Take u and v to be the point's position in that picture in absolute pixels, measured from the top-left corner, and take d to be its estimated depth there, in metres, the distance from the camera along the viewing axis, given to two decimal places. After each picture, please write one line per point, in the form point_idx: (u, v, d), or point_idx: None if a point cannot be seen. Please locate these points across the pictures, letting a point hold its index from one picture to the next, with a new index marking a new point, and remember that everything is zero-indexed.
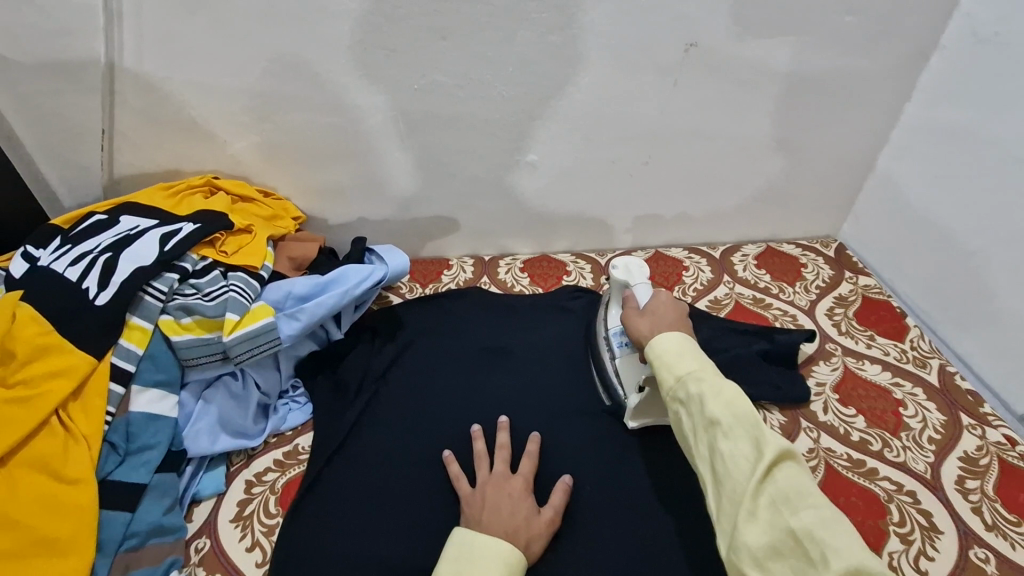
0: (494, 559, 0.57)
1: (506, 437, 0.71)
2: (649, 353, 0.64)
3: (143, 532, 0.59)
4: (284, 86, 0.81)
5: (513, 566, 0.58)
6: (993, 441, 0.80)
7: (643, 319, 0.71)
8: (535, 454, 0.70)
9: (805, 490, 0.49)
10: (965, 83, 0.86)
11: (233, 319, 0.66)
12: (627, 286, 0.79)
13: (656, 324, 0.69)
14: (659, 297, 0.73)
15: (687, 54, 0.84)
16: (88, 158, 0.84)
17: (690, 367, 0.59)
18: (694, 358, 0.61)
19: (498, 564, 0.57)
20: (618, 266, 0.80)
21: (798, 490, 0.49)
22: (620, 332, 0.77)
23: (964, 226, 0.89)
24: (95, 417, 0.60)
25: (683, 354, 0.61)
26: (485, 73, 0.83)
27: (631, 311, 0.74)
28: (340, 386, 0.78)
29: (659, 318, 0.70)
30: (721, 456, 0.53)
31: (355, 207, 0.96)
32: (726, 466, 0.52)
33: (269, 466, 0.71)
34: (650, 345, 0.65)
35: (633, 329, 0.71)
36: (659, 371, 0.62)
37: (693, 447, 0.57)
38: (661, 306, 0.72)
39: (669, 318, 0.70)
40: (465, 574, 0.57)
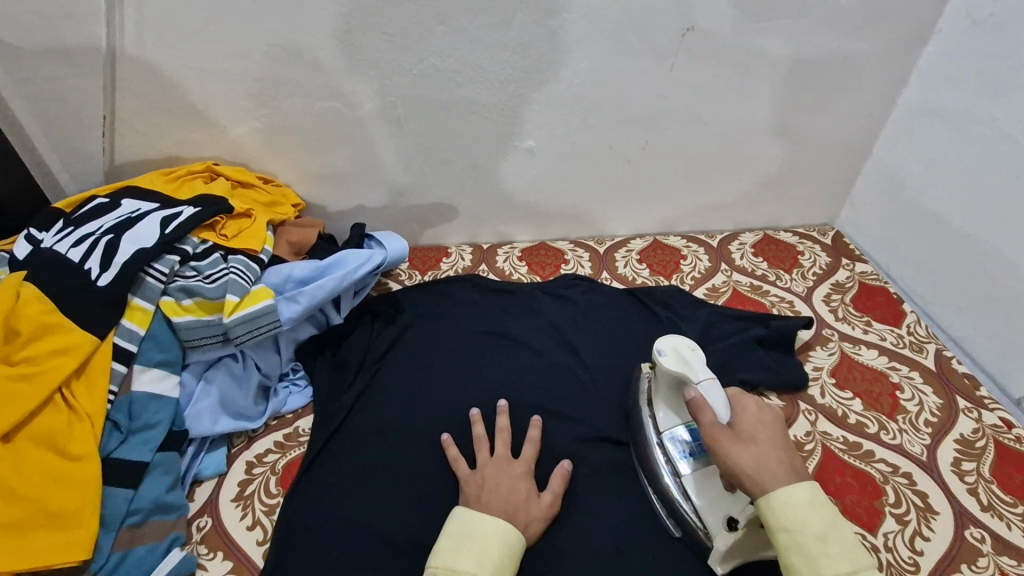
0: (493, 537, 0.58)
1: (505, 421, 0.71)
2: (770, 519, 0.54)
3: (146, 509, 0.60)
4: (283, 70, 0.81)
5: (512, 544, 0.59)
6: (989, 424, 0.80)
7: (741, 446, 0.58)
8: (537, 439, 0.70)
9: None
10: (962, 68, 0.86)
11: (233, 300, 0.67)
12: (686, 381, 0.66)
13: (763, 458, 0.57)
14: (747, 411, 0.62)
15: (684, 38, 0.85)
16: (90, 144, 0.85)
17: (841, 567, 0.50)
18: (841, 545, 0.51)
19: (497, 542, 0.58)
20: (665, 352, 0.69)
21: None
22: (680, 439, 0.68)
23: (962, 211, 0.89)
24: (98, 396, 0.60)
25: (826, 539, 0.51)
26: (483, 57, 0.83)
27: (718, 428, 0.60)
28: (340, 369, 0.78)
29: (762, 450, 0.57)
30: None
31: (355, 194, 0.97)
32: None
33: (270, 448, 0.71)
34: (772, 509, 0.53)
35: (730, 459, 0.57)
36: (791, 556, 0.52)
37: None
38: (755, 428, 0.60)
39: (773, 449, 0.58)
40: (465, 549, 0.57)
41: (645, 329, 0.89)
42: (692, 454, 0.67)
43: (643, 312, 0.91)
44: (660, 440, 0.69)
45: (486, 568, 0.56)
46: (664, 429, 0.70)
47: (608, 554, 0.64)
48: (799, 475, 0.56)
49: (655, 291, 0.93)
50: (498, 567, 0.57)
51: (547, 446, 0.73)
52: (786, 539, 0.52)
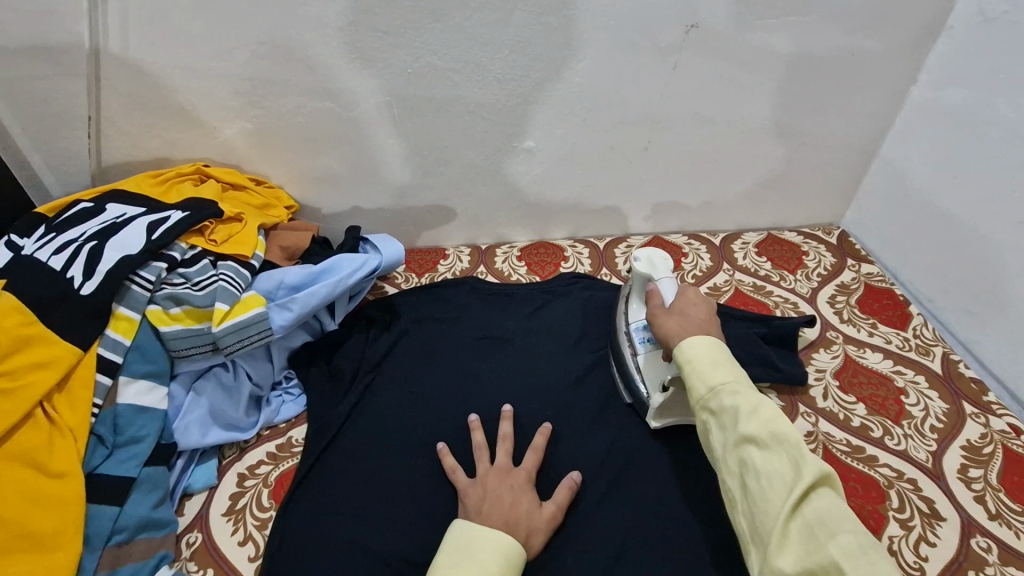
0: (493, 551, 0.56)
1: (508, 428, 0.69)
2: (678, 357, 0.61)
3: (132, 526, 0.58)
4: (275, 69, 0.79)
5: (513, 557, 0.57)
6: (997, 429, 0.78)
7: (671, 317, 0.66)
8: (542, 446, 0.68)
9: (843, 516, 0.46)
10: (972, 65, 0.84)
11: (223, 308, 0.65)
12: (650, 280, 0.74)
13: (685, 324, 0.64)
14: (686, 295, 0.68)
15: (688, 35, 0.82)
16: (74, 144, 0.82)
17: (727, 378, 0.57)
18: (730, 368, 0.58)
19: (497, 556, 0.56)
20: (640, 259, 0.75)
21: (835, 516, 0.46)
22: (643, 328, 0.74)
23: (971, 210, 0.87)
24: (81, 409, 0.58)
25: (717, 363, 0.58)
26: (481, 56, 0.81)
27: (657, 309, 0.68)
28: (334, 377, 0.76)
29: (688, 319, 0.64)
30: (755, 471, 0.50)
31: (350, 195, 0.94)
32: (761, 482, 0.50)
33: (262, 459, 0.69)
34: (679, 350, 0.61)
35: (662, 329, 0.66)
36: (690, 379, 0.59)
37: (722, 457, 0.54)
38: (689, 305, 0.66)
39: (698, 318, 0.64)
40: (463, 564, 0.55)
41: None
42: (650, 339, 0.73)
43: None
44: (626, 327, 0.76)
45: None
46: (633, 319, 0.76)
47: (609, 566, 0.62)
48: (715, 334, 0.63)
49: None
50: None
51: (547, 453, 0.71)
52: (687, 368, 0.59)
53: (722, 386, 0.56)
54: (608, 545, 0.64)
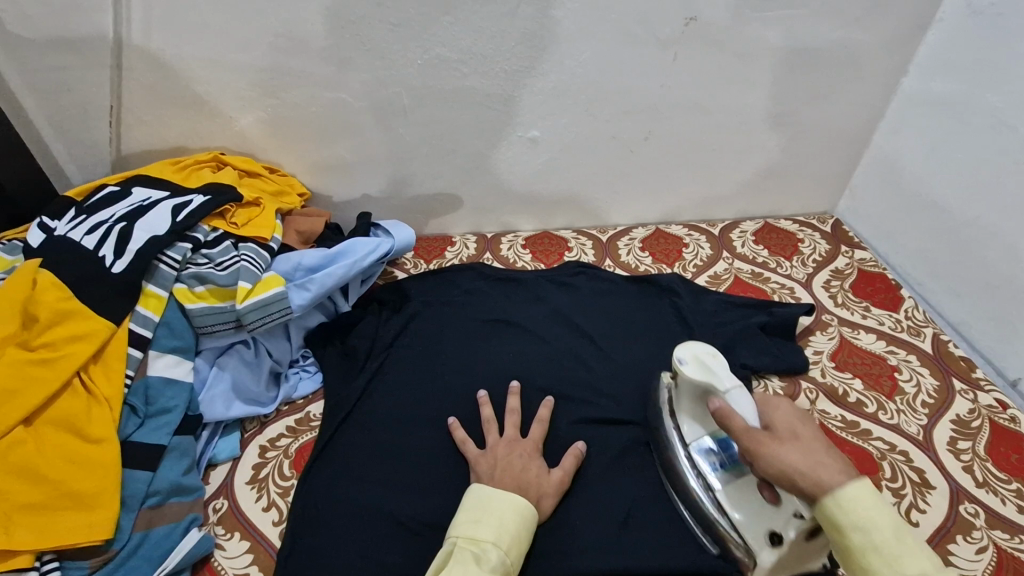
0: (509, 510, 0.60)
1: (515, 402, 0.73)
2: (838, 516, 0.46)
3: (164, 490, 0.61)
4: (291, 60, 0.81)
5: (528, 516, 0.60)
6: (985, 404, 0.82)
7: (787, 445, 0.52)
8: (547, 418, 0.72)
9: None
10: (960, 56, 0.88)
11: (245, 287, 0.68)
12: (709, 386, 0.64)
13: (814, 453, 0.50)
14: (781, 405, 0.56)
15: (687, 28, 0.86)
16: (96, 134, 0.85)
17: (928, 567, 0.43)
18: (918, 546, 0.44)
19: (513, 514, 0.59)
20: (686, 360, 0.66)
21: None
22: (709, 453, 0.67)
23: (959, 196, 0.90)
24: (115, 379, 0.61)
25: (903, 538, 0.45)
26: (488, 47, 0.84)
27: (756, 432, 0.54)
28: (349, 356, 0.80)
29: (811, 444, 0.51)
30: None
31: (360, 183, 0.98)
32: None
33: (282, 432, 0.73)
34: (841, 510, 0.46)
35: (779, 461, 0.51)
36: (868, 557, 0.45)
37: None
38: (796, 424, 0.54)
39: (823, 445, 0.51)
40: (482, 524, 0.58)
41: (649, 316, 0.91)
42: (723, 466, 0.66)
43: (646, 298, 0.93)
44: (686, 452, 0.68)
45: (504, 538, 0.57)
46: (690, 441, 0.69)
47: (615, 530, 0.66)
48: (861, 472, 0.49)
49: (659, 278, 0.95)
50: (515, 543, 0.58)
51: (554, 428, 0.75)
52: (862, 540, 0.45)
53: None
54: (614, 511, 0.67)
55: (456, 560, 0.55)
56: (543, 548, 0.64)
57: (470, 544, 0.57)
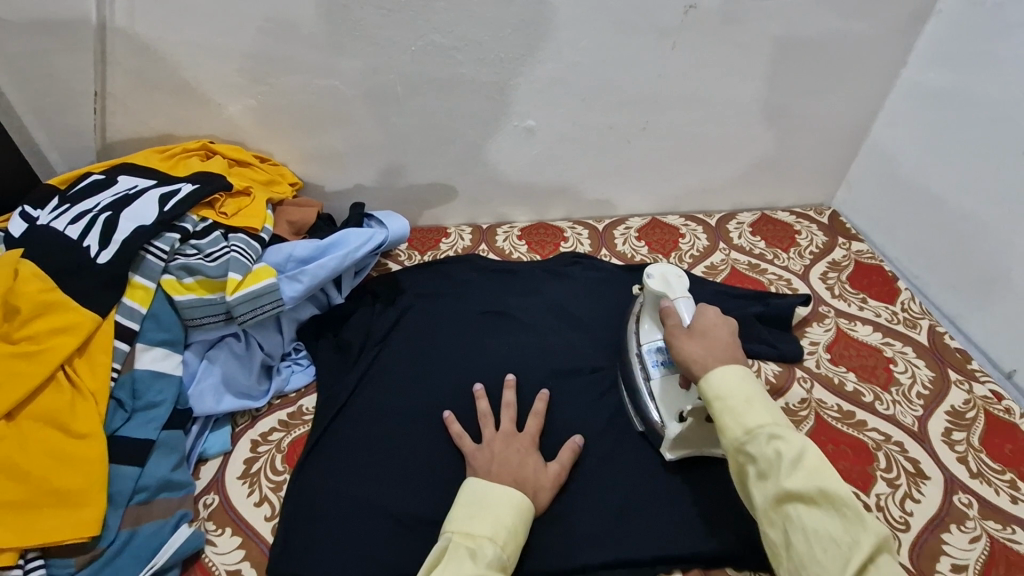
0: (508, 506, 0.59)
1: (511, 395, 0.72)
2: (705, 391, 0.57)
3: (153, 486, 0.60)
4: (281, 46, 0.80)
5: (526, 512, 0.60)
6: (980, 395, 0.78)
7: (692, 339, 0.62)
8: (543, 412, 0.71)
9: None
10: (958, 45, 0.87)
11: (235, 279, 0.66)
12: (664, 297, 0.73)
13: (708, 346, 0.60)
14: (707, 312, 0.65)
15: (686, 16, 0.84)
16: (80, 120, 0.83)
17: (765, 420, 0.53)
18: (764, 405, 0.55)
19: (511, 511, 0.58)
20: (653, 275, 0.75)
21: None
22: (656, 350, 0.75)
23: (956, 187, 0.90)
24: (101, 373, 0.60)
25: (752, 401, 0.55)
26: (483, 35, 0.82)
27: (676, 328, 0.64)
28: (343, 349, 0.79)
29: (709, 341, 0.61)
30: (803, 531, 0.48)
31: (353, 173, 0.96)
32: (809, 542, 0.48)
33: (274, 426, 0.71)
34: (709, 384, 0.57)
35: (680, 350, 0.62)
36: (723, 417, 0.55)
37: (761, 509, 0.52)
38: (710, 325, 0.63)
39: (722, 339, 0.60)
40: (478, 518, 0.57)
41: None
42: (663, 363, 0.73)
43: None
44: (637, 349, 0.76)
45: (501, 533, 0.57)
46: (644, 341, 0.76)
47: (609, 522, 0.65)
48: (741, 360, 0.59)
49: None
50: (513, 539, 0.57)
51: (549, 421, 0.74)
52: (719, 405, 0.55)
53: (761, 429, 0.53)
54: (610, 503, 0.67)
55: (451, 555, 0.54)
56: (539, 541, 0.63)
57: (465, 539, 0.56)
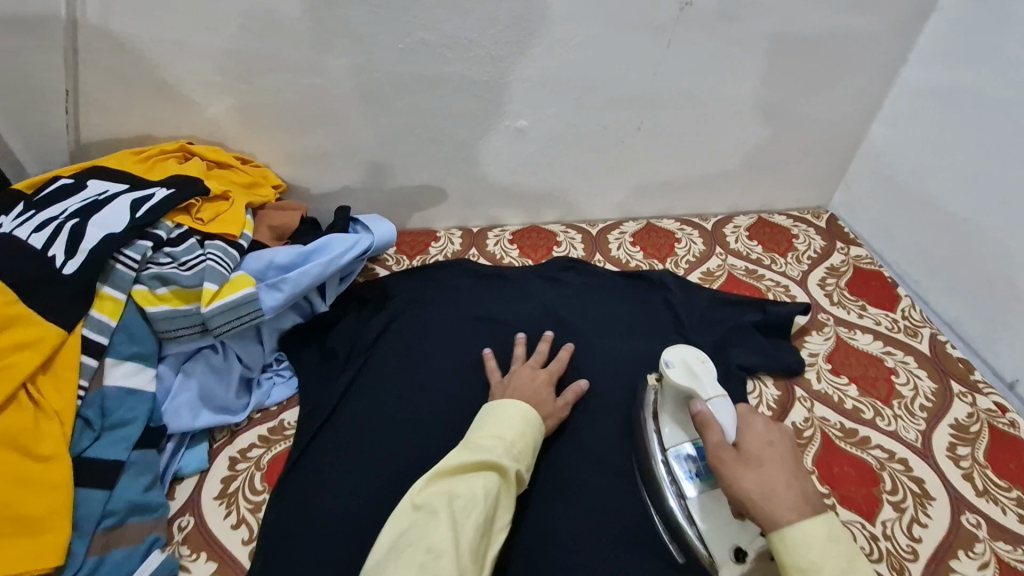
0: (517, 417, 0.62)
1: (546, 341, 0.77)
2: (783, 553, 0.49)
3: (122, 510, 0.57)
4: (261, 42, 0.76)
5: (535, 423, 0.63)
6: (984, 408, 0.76)
7: (748, 471, 0.54)
8: (566, 359, 0.76)
9: None
10: (960, 46, 0.85)
11: (211, 289, 0.63)
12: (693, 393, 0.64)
13: (768, 483, 0.53)
14: (752, 427, 0.58)
15: (682, 13, 0.81)
16: (51, 121, 0.79)
17: None
18: None
19: (521, 420, 0.62)
20: (673, 363, 0.67)
21: None
22: (687, 459, 0.66)
23: (957, 192, 0.88)
24: (67, 392, 0.56)
25: None
26: (473, 32, 0.79)
27: (723, 448, 0.56)
28: (328, 359, 0.76)
29: (770, 473, 0.53)
30: None
31: (339, 175, 0.93)
32: None
33: (254, 442, 0.69)
34: (787, 546, 0.49)
35: (736, 483, 0.54)
36: None
37: None
38: (761, 447, 0.56)
39: (783, 473, 0.53)
40: (488, 422, 0.62)
41: (641, 314, 0.87)
42: (697, 475, 0.64)
43: (637, 296, 0.90)
44: (663, 457, 0.66)
45: (509, 435, 0.60)
46: (669, 446, 0.67)
47: (600, 551, 0.64)
48: (812, 503, 0.52)
49: (650, 273, 0.92)
50: (523, 443, 0.61)
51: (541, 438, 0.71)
52: None
53: None
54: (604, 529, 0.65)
55: (461, 452, 0.58)
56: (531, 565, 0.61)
57: (475, 441, 0.60)
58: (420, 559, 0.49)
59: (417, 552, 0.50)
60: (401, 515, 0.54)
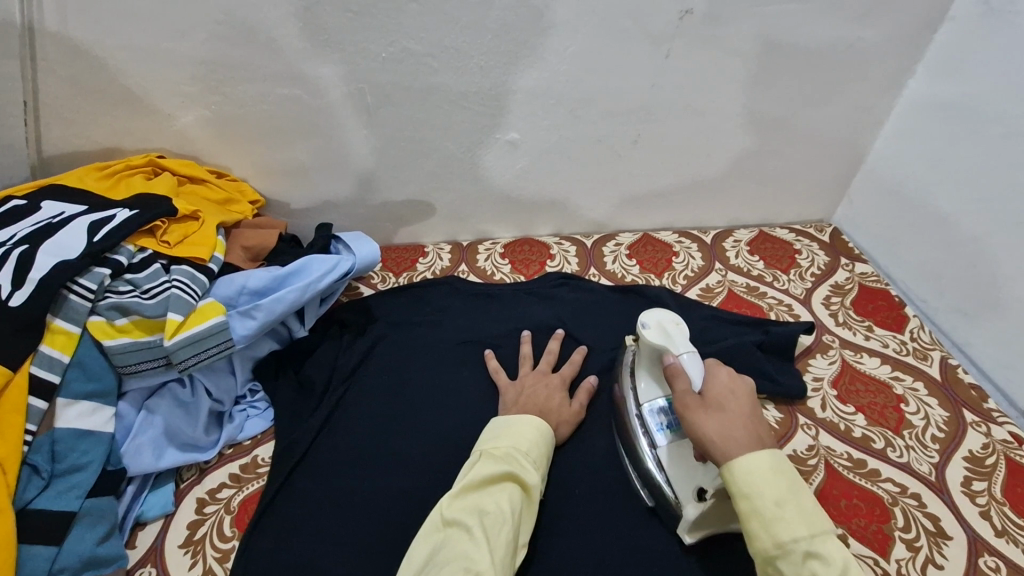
0: (530, 429, 0.62)
1: (554, 343, 0.77)
2: (729, 482, 0.50)
3: (73, 567, 0.52)
4: (236, 52, 0.72)
5: (547, 434, 0.63)
6: (999, 439, 0.72)
7: (706, 413, 0.53)
8: (579, 362, 0.75)
9: None
10: (972, 56, 0.81)
11: (176, 319, 0.59)
12: (666, 351, 0.63)
13: (724, 423, 0.52)
14: (718, 374, 0.57)
15: (681, 22, 0.77)
16: (9, 134, 0.74)
17: (799, 533, 0.46)
18: (798, 511, 0.47)
19: (533, 430, 0.62)
20: (649, 325, 0.66)
21: None
22: (658, 411, 0.66)
23: (967, 208, 0.84)
24: (12, 438, 0.52)
25: (784, 503, 0.48)
26: (461, 41, 0.75)
27: (687, 395, 0.56)
28: (304, 386, 0.72)
29: (728, 415, 0.53)
30: None
31: (322, 189, 0.88)
32: None
33: (224, 482, 0.64)
34: (732, 476, 0.49)
35: (695, 426, 0.53)
36: (750, 522, 0.48)
37: None
38: (724, 393, 0.55)
39: (741, 414, 0.53)
40: (502, 431, 0.62)
41: None
42: (668, 426, 0.65)
43: (633, 314, 0.86)
44: (638, 411, 0.67)
45: (524, 444, 0.60)
46: (643, 400, 0.67)
47: None
48: (767, 441, 0.51)
49: (647, 289, 0.88)
50: (540, 452, 0.61)
51: None
52: (746, 506, 0.48)
53: (795, 544, 0.46)
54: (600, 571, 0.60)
55: (479, 464, 0.58)
56: None
57: (492, 450, 0.60)
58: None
59: (455, 570, 0.49)
60: (432, 530, 0.54)
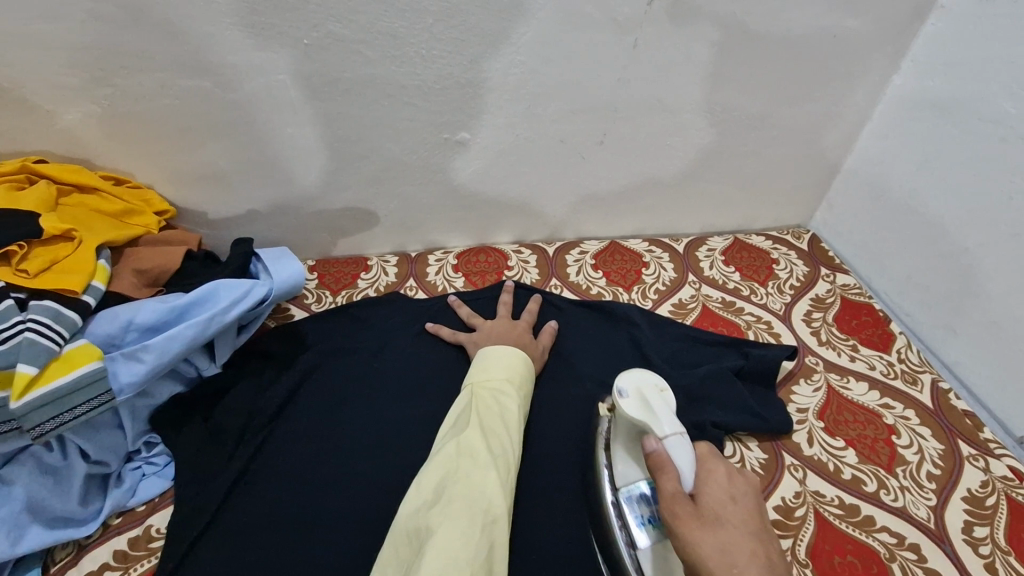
0: (516, 360, 0.64)
1: (507, 295, 0.77)
2: None
3: None
4: (122, 35, 0.59)
5: (532, 368, 0.65)
6: (999, 475, 0.66)
7: (706, 535, 0.42)
8: (536, 310, 0.76)
9: None
10: (965, 50, 0.74)
11: (27, 373, 0.47)
12: (648, 429, 0.51)
13: (730, 549, 0.41)
14: (716, 475, 0.46)
15: (650, 7, 0.68)
16: None
17: None
18: None
19: (518, 363, 0.64)
20: (627, 392, 0.53)
21: None
22: (638, 500, 0.53)
23: (957, 218, 0.78)
24: None
25: None
26: (398, 25, 0.64)
27: (678, 501, 0.44)
28: (216, 438, 0.60)
29: (730, 536, 0.42)
30: None
31: (243, 197, 0.76)
32: None
33: (105, 563, 0.53)
34: None
35: (692, 550, 0.41)
36: None
37: None
38: (723, 505, 0.44)
39: (747, 537, 0.42)
40: (483, 361, 0.63)
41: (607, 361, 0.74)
42: (651, 520, 0.52)
43: (601, 336, 0.77)
44: (614, 498, 0.54)
45: (514, 376, 0.62)
46: (621, 485, 0.55)
47: None
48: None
49: (616, 307, 0.79)
50: (526, 381, 0.63)
51: None
52: None
53: None
54: None
55: (480, 400, 0.59)
56: None
57: (485, 384, 0.61)
58: (479, 513, 0.48)
59: (474, 505, 0.49)
60: (444, 458, 0.53)
